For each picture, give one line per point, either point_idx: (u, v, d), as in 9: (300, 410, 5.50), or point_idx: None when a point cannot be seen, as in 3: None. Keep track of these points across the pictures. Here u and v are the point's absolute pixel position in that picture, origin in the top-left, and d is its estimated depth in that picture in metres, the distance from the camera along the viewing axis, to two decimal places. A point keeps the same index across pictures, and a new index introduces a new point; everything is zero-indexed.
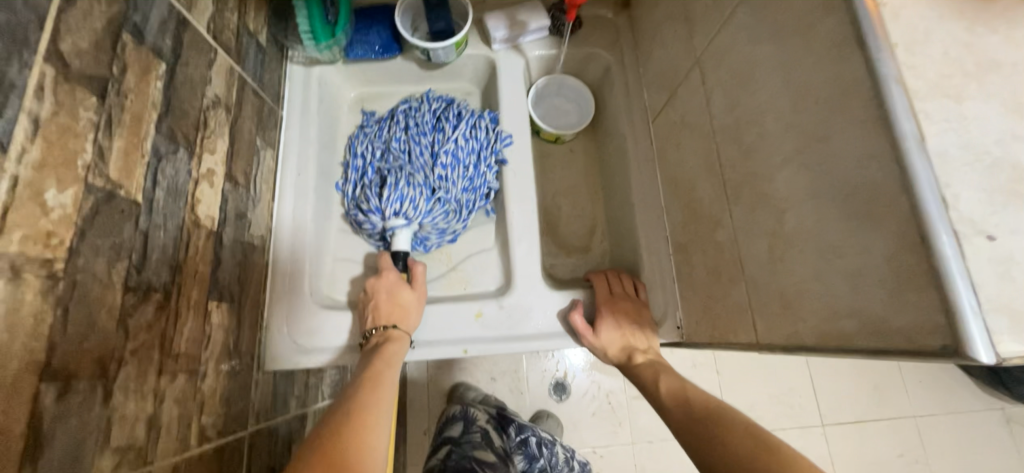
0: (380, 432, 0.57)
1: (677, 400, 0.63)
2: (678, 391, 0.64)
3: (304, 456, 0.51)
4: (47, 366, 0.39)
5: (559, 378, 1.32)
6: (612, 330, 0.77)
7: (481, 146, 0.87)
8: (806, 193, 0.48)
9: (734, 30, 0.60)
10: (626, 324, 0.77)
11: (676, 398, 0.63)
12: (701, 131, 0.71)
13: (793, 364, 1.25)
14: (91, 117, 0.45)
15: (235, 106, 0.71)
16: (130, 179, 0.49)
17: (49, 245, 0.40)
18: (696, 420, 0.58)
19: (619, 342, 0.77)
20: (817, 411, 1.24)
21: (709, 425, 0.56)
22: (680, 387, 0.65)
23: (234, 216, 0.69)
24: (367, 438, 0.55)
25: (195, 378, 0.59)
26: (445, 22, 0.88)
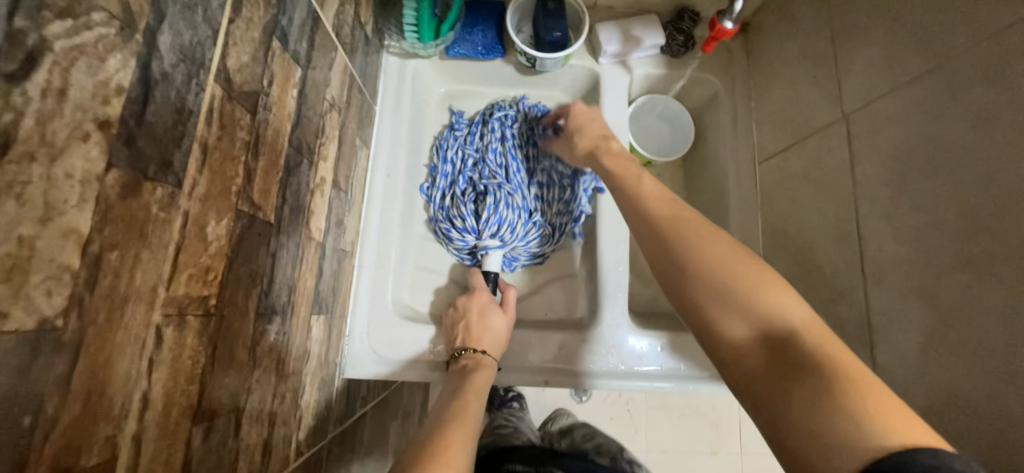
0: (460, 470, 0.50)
1: (695, 265, 0.52)
2: (703, 247, 0.52)
3: None
4: (199, 408, 0.38)
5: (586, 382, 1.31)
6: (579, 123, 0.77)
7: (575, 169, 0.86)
8: (991, 308, 0.45)
9: (910, 100, 0.55)
10: (591, 125, 0.76)
11: (694, 264, 0.52)
12: (833, 193, 0.66)
13: None
14: (245, 138, 0.41)
15: (344, 107, 0.67)
16: (268, 199, 0.47)
17: (206, 282, 0.37)
18: (728, 301, 0.49)
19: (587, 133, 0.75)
20: None
21: (731, 311, 0.48)
22: (702, 242, 0.53)
23: (335, 223, 0.67)
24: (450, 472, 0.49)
25: (297, 395, 0.57)
26: (562, 32, 0.81)
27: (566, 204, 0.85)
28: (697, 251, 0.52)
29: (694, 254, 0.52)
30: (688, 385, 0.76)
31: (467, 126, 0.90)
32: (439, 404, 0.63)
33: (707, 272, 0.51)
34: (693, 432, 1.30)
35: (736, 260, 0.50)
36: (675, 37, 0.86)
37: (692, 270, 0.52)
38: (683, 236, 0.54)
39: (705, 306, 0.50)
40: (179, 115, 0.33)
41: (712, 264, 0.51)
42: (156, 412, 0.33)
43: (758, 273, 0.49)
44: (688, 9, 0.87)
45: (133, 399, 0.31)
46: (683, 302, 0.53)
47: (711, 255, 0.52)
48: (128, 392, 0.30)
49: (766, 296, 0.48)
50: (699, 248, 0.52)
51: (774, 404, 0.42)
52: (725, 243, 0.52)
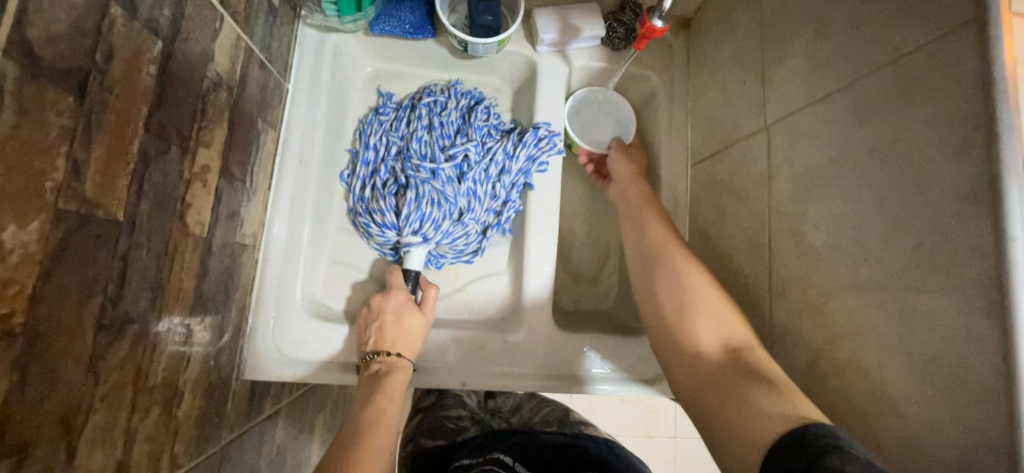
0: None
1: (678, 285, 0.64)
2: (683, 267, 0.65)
3: None
4: (0, 442, 0.32)
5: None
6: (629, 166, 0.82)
7: (508, 160, 0.80)
8: (871, 331, 0.46)
9: (822, 117, 0.55)
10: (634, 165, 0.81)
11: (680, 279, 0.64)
12: (752, 203, 0.66)
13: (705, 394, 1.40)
14: (66, 125, 0.35)
15: (238, 86, 0.60)
16: (112, 194, 0.40)
17: (4, 298, 0.32)
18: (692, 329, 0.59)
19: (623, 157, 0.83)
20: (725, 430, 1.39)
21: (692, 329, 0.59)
22: (687, 268, 0.65)
23: (227, 215, 0.60)
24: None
25: (171, 405, 0.52)
26: (494, 16, 0.75)
27: (497, 197, 0.80)
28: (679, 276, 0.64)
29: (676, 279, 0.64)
30: (611, 387, 0.77)
31: (394, 110, 0.84)
32: (352, 415, 0.59)
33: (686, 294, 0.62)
34: (632, 419, 1.34)
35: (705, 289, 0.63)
36: (615, 29, 0.83)
37: (672, 290, 0.63)
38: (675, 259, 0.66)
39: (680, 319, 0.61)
40: None
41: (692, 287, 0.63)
42: None
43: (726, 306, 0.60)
44: (632, 1, 0.84)
45: None
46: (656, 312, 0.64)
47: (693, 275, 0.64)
48: None
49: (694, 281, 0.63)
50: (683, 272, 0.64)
51: (717, 406, 0.51)
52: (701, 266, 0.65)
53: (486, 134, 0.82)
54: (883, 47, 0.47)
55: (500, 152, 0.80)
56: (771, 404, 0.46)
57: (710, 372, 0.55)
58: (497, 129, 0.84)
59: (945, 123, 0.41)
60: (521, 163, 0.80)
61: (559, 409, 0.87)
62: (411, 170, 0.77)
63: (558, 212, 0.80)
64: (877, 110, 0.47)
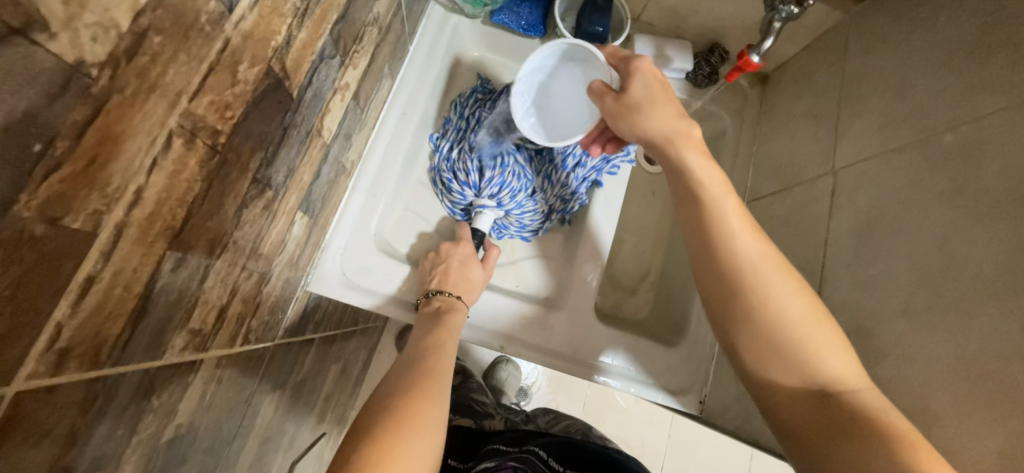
0: (440, 401, 0.55)
1: (756, 322, 0.49)
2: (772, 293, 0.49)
3: (379, 419, 0.50)
4: (177, 235, 0.38)
5: (523, 385, 1.33)
6: (655, 107, 0.59)
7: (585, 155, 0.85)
8: (921, 352, 0.50)
9: (893, 165, 0.60)
10: (654, 100, 0.59)
11: (754, 297, 0.49)
12: (809, 238, 0.71)
13: (701, 460, 1.34)
14: (296, 2, 0.43)
15: (384, 30, 0.68)
16: (296, 73, 0.48)
17: (222, 117, 0.38)
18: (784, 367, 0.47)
19: (643, 106, 0.59)
20: None
21: (781, 368, 0.48)
22: (772, 289, 0.49)
23: (344, 135, 0.67)
24: (432, 404, 0.54)
25: (261, 280, 0.58)
26: (604, 28, 0.85)
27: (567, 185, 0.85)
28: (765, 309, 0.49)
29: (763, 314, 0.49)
30: (633, 387, 0.79)
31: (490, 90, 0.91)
32: (413, 340, 0.65)
33: (773, 334, 0.48)
34: None
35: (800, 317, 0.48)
36: (702, 68, 0.92)
37: (750, 331, 0.49)
38: (759, 282, 0.49)
39: (756, 355, 0.49)
40: None
41: (784, 317, 0.48)
42: (143, 215, 0.33)
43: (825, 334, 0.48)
44: (719, 46, 0.93)
45: (129, 188, 0.31)
46: (728, 340, 0.52)
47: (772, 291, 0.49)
48: (127, 178, 0.31)
49: (767, 296, 0.49)
50: (772, 299, 0.49)
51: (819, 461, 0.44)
52: (775, 270, 0.50)
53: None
54: (964, 108, 0.54)
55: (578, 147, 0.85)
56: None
57: (801, 413, 0.47)
58: None
59: (1016, 173, 0.46)
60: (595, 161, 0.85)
61: (579, 424, 0.91)
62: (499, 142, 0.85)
63: (618, 215, 0.87)
64: (948, 160, 0.53)
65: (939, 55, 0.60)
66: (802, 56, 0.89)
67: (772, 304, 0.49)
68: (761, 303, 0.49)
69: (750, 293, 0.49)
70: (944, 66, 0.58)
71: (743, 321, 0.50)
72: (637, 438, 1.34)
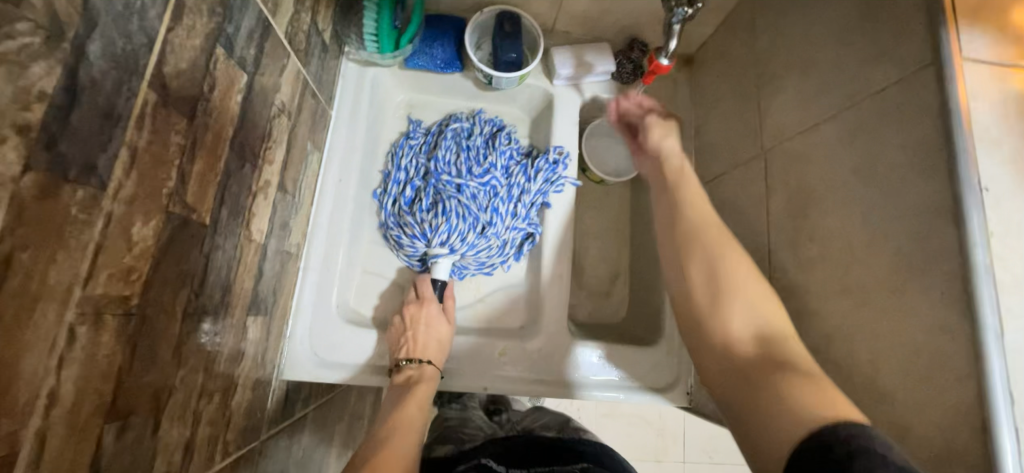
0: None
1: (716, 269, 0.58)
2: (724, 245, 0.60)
3: None
4: (113, 406, 0.38)
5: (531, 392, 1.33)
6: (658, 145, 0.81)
7: (527, 182, 0.88)
8: (865, 332, 0.51)
9: (813, 142, 0.61)
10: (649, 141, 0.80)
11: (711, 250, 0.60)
12: (754, 221, 0.72)
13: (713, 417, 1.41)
14: (179, 142, 0.42)
15: (295, 113, 0.68)
16: (202, 200, 0.47)
17: (127, 282, 0.38)
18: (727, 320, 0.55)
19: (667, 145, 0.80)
20: (733, 450, 1.40)
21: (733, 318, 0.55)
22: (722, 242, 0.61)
23: (279, 225, 0.67)
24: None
25: (226, 395, 0.58)
26: (517, 53, 0.86)
27: (515, 212, 0.88)
28: (722, 257, 0.58)
29: (717, 260, 0.59)
30: (620, 394, 0.81)
31: (424, 136, 0.92)
32: (382, 418, 0.65)
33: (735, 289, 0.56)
34: (639, 440, 1.36)
35: (748, 273, 0.58)
36: (624, 66, 0.93)
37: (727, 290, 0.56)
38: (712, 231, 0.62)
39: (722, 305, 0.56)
40: (108, 121, 0.34)
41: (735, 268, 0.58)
42: (64, 410, 0.33)
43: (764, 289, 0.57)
44: (638, 41, 0.94)
45: (40, 395, 0.31)
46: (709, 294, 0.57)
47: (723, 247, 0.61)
48: (34, 387, 0.31)
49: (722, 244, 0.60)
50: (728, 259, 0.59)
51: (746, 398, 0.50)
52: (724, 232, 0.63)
53: (507, 158, 0.91)
54: (863, 83, 0.54)
55: (520, 176, 0.89)
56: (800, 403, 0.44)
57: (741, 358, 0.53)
58: (520, 153, 0.93)
59: (915, 146, 0.47)
60: (538, 184, 0.88)
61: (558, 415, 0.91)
62: (440, 187, 0.86)
63: (572, 233, 0.88)
64: (857, 137, 0.54)
65: (832, 28, 0.60)
66: (718, 35, 0.89)
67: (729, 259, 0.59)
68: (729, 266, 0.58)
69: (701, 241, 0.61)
70: (838, 38, 0.59)
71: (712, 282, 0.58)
72: (653, 415, 1.38)
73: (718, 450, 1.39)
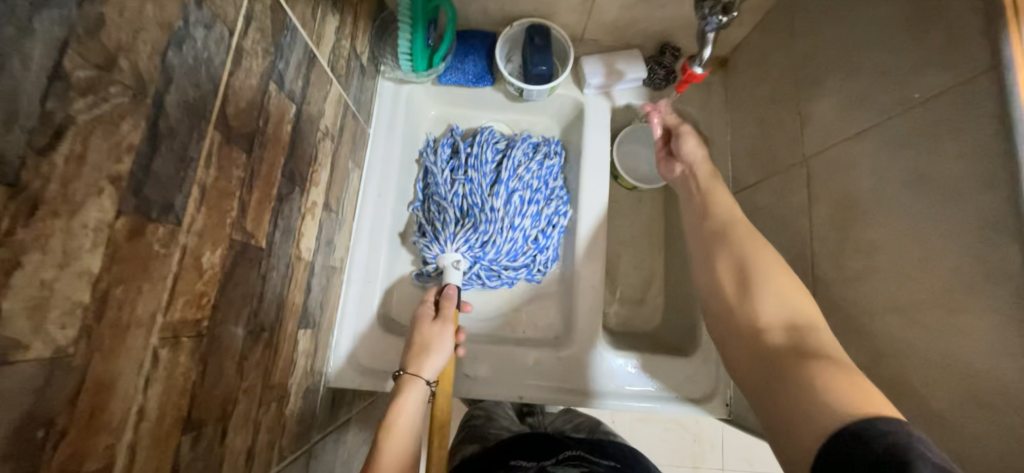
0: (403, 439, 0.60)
1: (748, 264, 0.60)
2: (760, 246, 0.61)
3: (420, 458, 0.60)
4: (188, 419, 0.42)
5: None
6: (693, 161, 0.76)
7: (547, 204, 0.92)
8: (921, 351, 0.49)
9: (857, 150, 0.59)
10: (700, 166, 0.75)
11: (744, 249, 0.61)
12: (795, 231, 0.70)
13: None
14: (240, 175, 0.46)
15: (338, 135, 0.72)
16: (259, 227, 0.51)
17: (200, 306, 0.42)
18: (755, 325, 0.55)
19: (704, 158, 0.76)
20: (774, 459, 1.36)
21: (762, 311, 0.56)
22: (757, 241, 0.61)
23: (325, 242, 0.71)
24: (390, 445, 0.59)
25: (282, 404, 0.62)
26: (548, 65, 0.86)
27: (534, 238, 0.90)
28: (757, 255, 0.60)
29: (750, 259, 0.60)
30: (657, 404, 0.81)
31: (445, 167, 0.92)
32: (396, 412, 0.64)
33: (768, 281, 0.57)
34: (677, 446, 1.34)
35: (782, 267, 0.59)
36: (656, 72, 0.92)
37: (758, 284, 0.58)
38: (748, 234, 0.63)
39: (754, 294, 0.57)
40: (182, 163, 0.37)
41: (767, 268, 0.58)
42: (150, 424, 0.37)
43: (793, 282, 0.57)
44: (670, 45, 0.93)
45: (130, 412, 0.35)
46: (742, 288, 0.58)
47: (759, 244, 0.61)
48: (126, 406, 0.35)
49: (758, 246, 0.61)
50: (762, 256, 0.60)
51: (775, 382, 0.49)
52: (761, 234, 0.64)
53: (529, 187, 0.91)
54: (912, 89, 0.52)
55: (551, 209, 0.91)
56: (825, 387, 0.44)
57: (768, 344, 0.53)
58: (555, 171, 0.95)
59: (970, 158, 0.45)
60: (533, 191, 0.91)
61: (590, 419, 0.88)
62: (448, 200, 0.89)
63: (602, 258, 0.87)
64: (906, 147, 0.52)
65: (876, 32, 0.58)
66: (754, 36, 0.86)
67: (763, 257, 0.60)
68: (760, 266, 0.59)
69: (738, 236, 0.63)
70: (884, 42, 0.56)
71: (747, 279, 0.59)
72: (690, 420, 1.36)
73: (758, 457, 1.35)
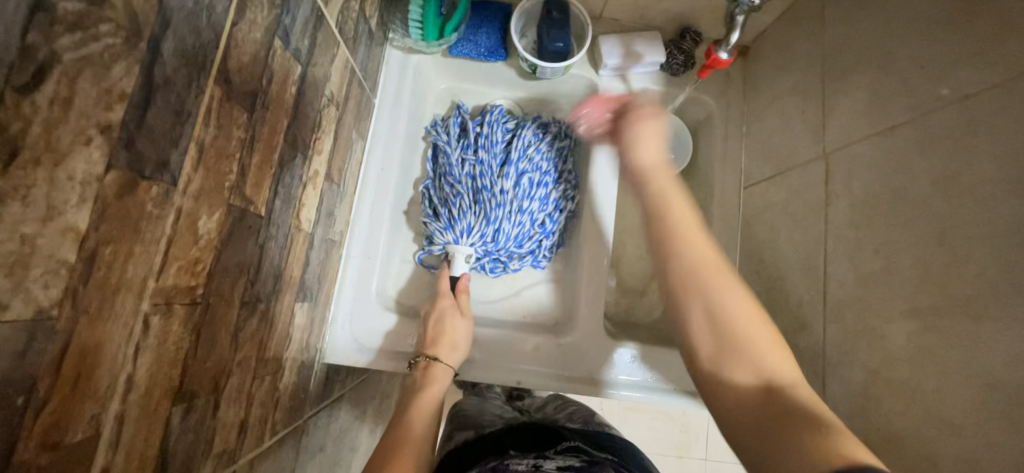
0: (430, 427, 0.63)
1: (714, 314, 0.52)
2: (717, 292, 0.54)
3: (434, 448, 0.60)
4: (180, 390, 0.40)
5: None
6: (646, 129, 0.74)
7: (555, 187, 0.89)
8: (936, 356, 0.48)
9: (883, 147, 0.57)
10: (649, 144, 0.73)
11: (699, 295, 0.54)
12: (809, 228, 0.68)
13: None
14: (241, 136, 0.43)
15: (343, 103, 0.68)
16: (259, 193, 0.48)
17: (194, 273, 0.39)
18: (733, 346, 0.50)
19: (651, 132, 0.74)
20: None
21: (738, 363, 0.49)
22: (713, 284, 0.54)
23: (325, 214, 0.69)
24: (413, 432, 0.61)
25: (276, 378, 0.60)
26: (564, 42, 0.83)
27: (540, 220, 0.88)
28: (717, 296, 0.53)
29: (713, 306, 0.53)
30: (655, 396, 0.79)
31: (456, 147, 0.89)
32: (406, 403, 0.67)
33: (734, 328, 0.51)
34: (663, 434, 1.35)
35: (747, 313, 0.52)
36: (675, 56, 0.88)
37: (725, 336, 0.51)
38: (700, 273, 0.55)
39: (726, 348, 0.50)
40: (179, 117, 0.34)
41: (734, 315, 0.52)
42: (139, 393, 0.35)
43: (761, 328, 0.52)
44: (691, 29, 0.88)
45: (119, 380, 0.33)
46: (711, 339, 0.51)
47: (712, 288, 0.55)
48: (114, 373, 0.32)
49: (717, 290, 0.54)
50: (721, 300, 0.53)
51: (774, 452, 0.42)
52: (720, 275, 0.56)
53: (539, 169, 0.88)
54: (951, 85, 0.50)
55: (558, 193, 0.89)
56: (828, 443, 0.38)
57: (749, 405, 0.47)
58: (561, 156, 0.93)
59: (1009, 160, 0.43)
60: (540, 176, 0.89)
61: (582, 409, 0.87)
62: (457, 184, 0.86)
63: (608, 246, 0.86)
64: (938, 146, 0.50)
65: (915, 24, 0.55)
66: (780, 24, 0.83)
67: (723, 301, 0.53)
68: (726, 312, 0.52)
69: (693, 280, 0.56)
70: (922, 34, 0.54)
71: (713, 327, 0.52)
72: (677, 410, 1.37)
73: None
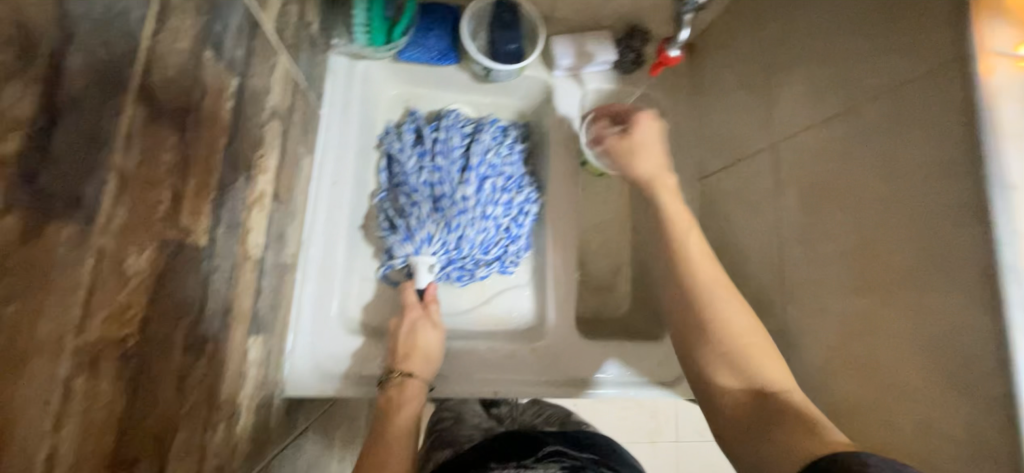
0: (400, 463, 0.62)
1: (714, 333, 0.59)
2: (729, 310, 0.61)
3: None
4: (116, 457, 0.35)
5: None
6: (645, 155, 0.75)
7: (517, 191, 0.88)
8: (890, 331, 0.51)
9: (827, 137, 0.60)
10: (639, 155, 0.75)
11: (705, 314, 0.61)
12: (764, 216, 0.71)
13: None
14: (171, 160, 0.38)
15: (287, 116, 0.63)
16: (197, 222, 0.43)
17: (124, 322, 0.34)
18: (728, 355, 0.58)
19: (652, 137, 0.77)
20: None
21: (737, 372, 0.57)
22: (720, 304, 0.61)
23: (275, 237, 0.63)
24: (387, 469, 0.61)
25: (232, 423, 0.55)
26: (516, 44, 0.83)
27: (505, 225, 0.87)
28: (726, 319, 0.60)
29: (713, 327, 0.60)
30: (632, 392, 0.80)
31: (412, 154, 0.86)
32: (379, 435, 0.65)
33: (733, 343, 0.58)
34: (637, 424, 1.38)
35: (749, 327, 0.59)
36: (626, 54, 0.90)
37: (728, 350, 0.58)
38: (716, 299, 0.61)
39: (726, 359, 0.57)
40: (92, 144, 0.29)
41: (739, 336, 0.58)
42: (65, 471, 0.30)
43: (766, 343, 0.59)
44: (637, 28, 0.91)
45: (36, 460, 0.28)
46: (712, 352, 0.59)
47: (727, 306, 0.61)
48: (28, 453, 0.27)
49: (726, 309, 0.61)
50: (725, 320, 0.60)
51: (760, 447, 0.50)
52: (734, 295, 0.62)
53: (500, 173, 0.87)
54: (883, 77, 0.53)
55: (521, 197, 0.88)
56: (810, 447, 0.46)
57: (744, 410, 0.54)
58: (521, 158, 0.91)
59: (940, 145, 0.47)
60: (502, 180, 0.87)
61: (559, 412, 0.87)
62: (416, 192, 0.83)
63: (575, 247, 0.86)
64: (876, 135, 0.54)
65: (847, 21, 0.59)
66: (722, 22, 0.86)
67: (731, 320, 0.60)
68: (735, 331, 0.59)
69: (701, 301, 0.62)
70: (854, 30, 0.58)
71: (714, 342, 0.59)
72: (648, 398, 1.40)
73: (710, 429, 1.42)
